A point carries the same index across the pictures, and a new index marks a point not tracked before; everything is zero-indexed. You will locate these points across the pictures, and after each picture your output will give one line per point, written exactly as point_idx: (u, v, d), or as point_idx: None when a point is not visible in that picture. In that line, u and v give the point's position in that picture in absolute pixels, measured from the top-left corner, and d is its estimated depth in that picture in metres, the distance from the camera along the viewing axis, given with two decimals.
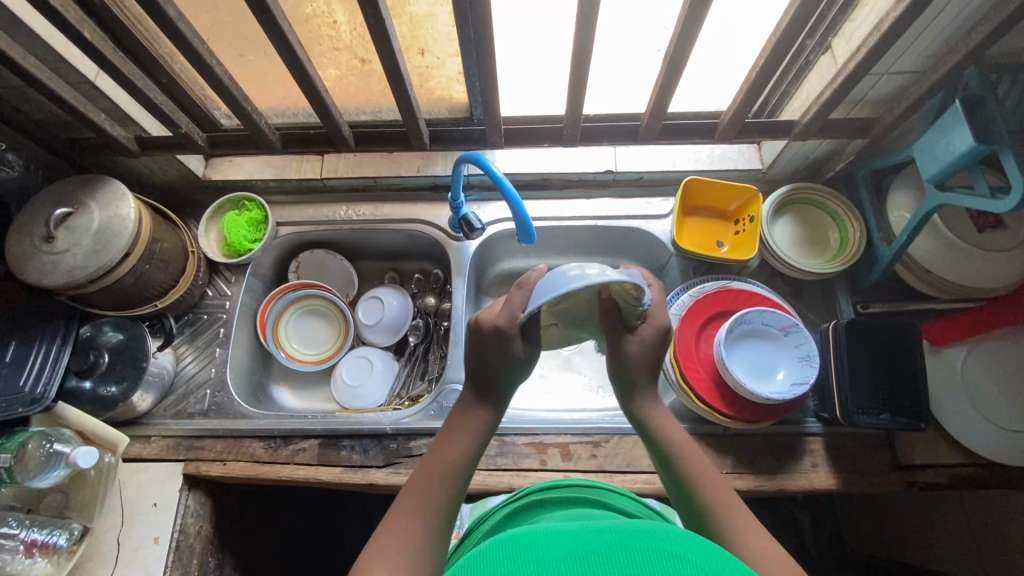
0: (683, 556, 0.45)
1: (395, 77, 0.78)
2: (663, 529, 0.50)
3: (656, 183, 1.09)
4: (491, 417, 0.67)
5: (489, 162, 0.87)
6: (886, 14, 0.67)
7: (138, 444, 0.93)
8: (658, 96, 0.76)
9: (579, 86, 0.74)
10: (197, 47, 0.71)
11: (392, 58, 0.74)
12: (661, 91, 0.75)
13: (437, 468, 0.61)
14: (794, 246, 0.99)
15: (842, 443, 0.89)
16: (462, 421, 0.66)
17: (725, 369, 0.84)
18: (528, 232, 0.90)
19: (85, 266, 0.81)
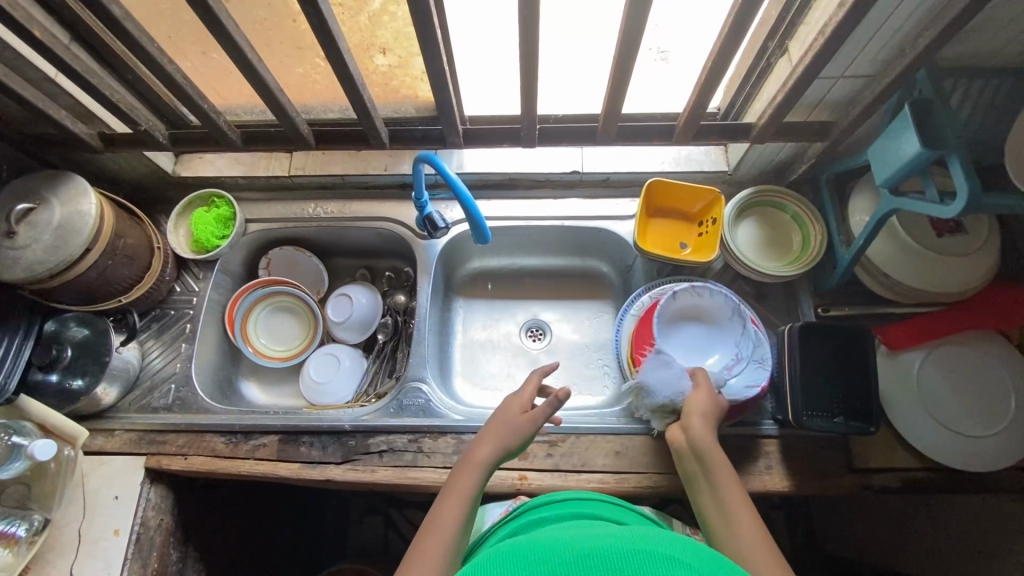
0: (677, 557, 0.51)
1: (347, 78, 0.78)
2: (659, 536, 0.55)
3: (623, 184, 1.09)
4: (486, 477, 0.71)
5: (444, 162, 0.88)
6: (831, 17, 0.67)
7: (101, 437, 0.94)
8: (610, 98, 0.76)
9: (530, 87, 0.74)
10: (148, 47, 0.72)
11: (341, 58, 0.74)
12: (613, 93, 0.75)
13: (439, 527, 0.65)
14: (756, 248, 0.99)
15: (797, 445, 0.89)
16: (465, 479, 0.70)
17: (679, 370, 0.84)
18: (483, 232, 0.91)
19: (45, 262, 0.82)
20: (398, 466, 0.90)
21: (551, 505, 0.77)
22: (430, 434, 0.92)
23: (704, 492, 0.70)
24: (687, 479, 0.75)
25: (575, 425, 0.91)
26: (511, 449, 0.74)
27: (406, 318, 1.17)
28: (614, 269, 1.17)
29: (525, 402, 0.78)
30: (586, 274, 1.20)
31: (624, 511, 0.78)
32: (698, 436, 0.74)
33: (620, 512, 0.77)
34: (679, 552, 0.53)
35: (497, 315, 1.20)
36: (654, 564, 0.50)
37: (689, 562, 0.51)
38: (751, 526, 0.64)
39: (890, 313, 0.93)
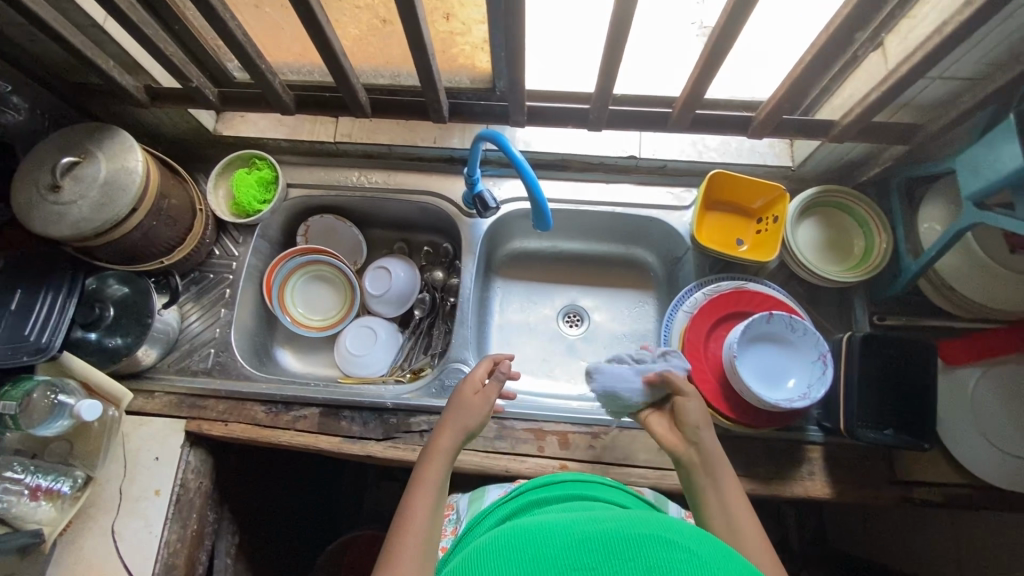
0: (670, 538, 0.51)
1: (417, 44, 0.74)
2: (651, 518, 0.55)
3: (679, 172, 1.06)
4: (453, 462, 0.71)
5: (509, 141, 0.85)
6: (951, 15, 0.62)
7: (142, 398, 0.94)
8: (693, 86, 0.73)
9: (611, 69, 0.70)
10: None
11: (417, 21, 0.70)
12: (698, 81, 0.71)
13: (416, 518, 0.63)
14: (815, 251, 0.96)
15: (841, 453, 0.89)
16: (430, 472, 0.69)
17: (734, 372, 0.82)
18: (544, 218, 0.87)
19: (91, 219, 0.79)
20: None
21: (552, 487, 0.75)
22: None
23: (710, 506, 0.68)
24: (686, 482, 0.73)
25: (619, 419, 0.90)
26: (470, 431, 0.75)
27: (444, 295, 1.16)
28: (660, 261, 1.14)
29: (476, 383, 0.80)
30: (630, 262, 1.17)
31: (625, 496, 0.77)
32: (712, 448, 0.72)
33: (622, 496, 0.76)
34: (674, 534, 0.52)
35: (534, 298, 1.18)
36: (651, 547, 0.50)
37: (682, 542, 0.51)
38: (756, 536, 0.63)
39: (948, 326, 0.91)
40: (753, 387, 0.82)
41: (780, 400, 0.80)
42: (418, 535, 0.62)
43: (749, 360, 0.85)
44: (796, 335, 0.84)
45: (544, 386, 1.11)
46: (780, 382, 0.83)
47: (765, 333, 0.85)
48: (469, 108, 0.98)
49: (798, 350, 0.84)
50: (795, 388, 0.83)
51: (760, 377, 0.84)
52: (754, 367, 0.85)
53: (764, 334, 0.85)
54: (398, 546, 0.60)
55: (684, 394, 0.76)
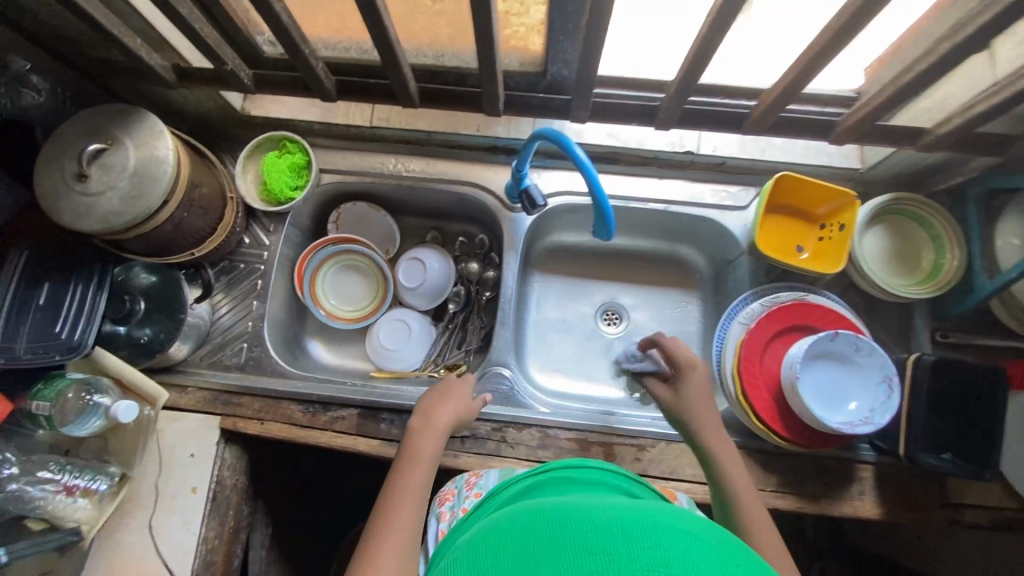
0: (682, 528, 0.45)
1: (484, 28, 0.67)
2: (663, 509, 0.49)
3: (737, 170, 0.99)
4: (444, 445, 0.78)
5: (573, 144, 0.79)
6: None
7: (174, 393, 0.91)
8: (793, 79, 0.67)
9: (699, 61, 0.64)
10: None
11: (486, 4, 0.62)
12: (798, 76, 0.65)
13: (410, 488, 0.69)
14: (880, 262, 0.91)
15: (892, 474, 0.87)
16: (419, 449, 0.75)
17: (795, 393, 0.79)
18: (608, 226, 0.76)
19: (123, 213, 0.74)
20: (480, 453, 0.88)
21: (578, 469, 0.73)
22: (514, 425, 0.89)
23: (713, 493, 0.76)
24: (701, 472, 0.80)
25: (667, 431, 0.88)
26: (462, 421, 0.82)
27: (479, 288, 1.11)
28: (708, 262, 1.09)
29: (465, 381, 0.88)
30: (674, 261, 1.12)
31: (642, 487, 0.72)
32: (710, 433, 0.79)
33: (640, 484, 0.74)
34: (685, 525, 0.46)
35: (572, 295, 1.14)
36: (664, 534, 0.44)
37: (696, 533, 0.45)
38: (764, 522, 0.70)
39: (1013, 346, 0.88)
40: (813, 409, 0.79)
41: (841, 424, 0.77)
42: (413, 491, 0.69)
43: (810, 378, 0.81)
44: (859, 356, 0.80)
45: (582, 388, 1.08)
46: (841, 405, 0.80)
47: (826, 351, 0.81)
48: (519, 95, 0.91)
49: (862, 371, 0.80)
50: (857, 411, 0.80)
51: (820, 397, 0.81)
52: (815, 386, 0.81)
53: (827, 352, 0.81)
54: (395, 496, 0.68)
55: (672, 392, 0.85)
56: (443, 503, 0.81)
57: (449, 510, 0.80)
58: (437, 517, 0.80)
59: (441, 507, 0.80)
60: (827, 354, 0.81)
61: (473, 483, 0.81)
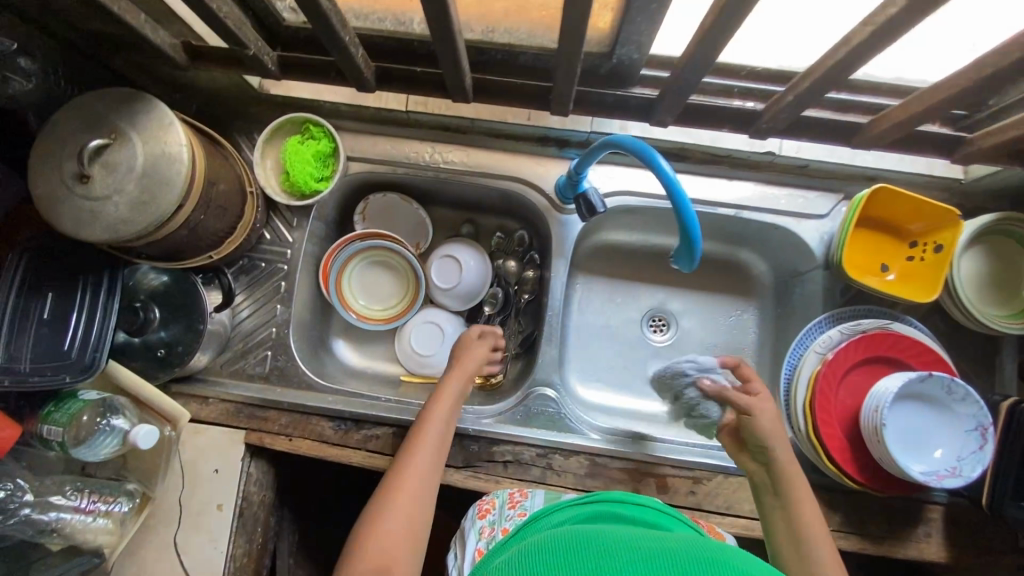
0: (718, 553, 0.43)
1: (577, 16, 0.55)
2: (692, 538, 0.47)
3: (818, 174, 0.88)
4: (461, 395, 0.81)
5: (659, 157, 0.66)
6: None
7: (196, 404, 0.85)
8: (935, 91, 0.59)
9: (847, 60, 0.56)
10: None
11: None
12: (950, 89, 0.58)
13: (425, 440, 0.74)
14: (975, 288, 0.82)
15: (963, 516, 0.81)
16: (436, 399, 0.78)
17: (878, 440, 0.72)
18: (691, 257, 0.67)
19: (132, 222, 0.64)
20: (524, 480, 0.82)
21: (631, 507, 0.68)
22: (560, 451, 0.83)
23: (780, 528, 0.68)
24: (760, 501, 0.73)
25: (726, 464, 0.82)
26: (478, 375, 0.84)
27: (519, 289, 1.02)
28: (772, 270, 0.99)
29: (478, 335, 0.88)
30: (733, 267, 1.02)
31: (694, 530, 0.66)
32: (780, 463, 0.71)
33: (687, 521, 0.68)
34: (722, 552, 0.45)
35: (618, 299, 1.05)
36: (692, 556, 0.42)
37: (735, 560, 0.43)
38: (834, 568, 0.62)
39: None
40: (896, 456, 0.72)
41: (927, 475, 0.70)
42: (427, 449, 0.73)
43: (893, 420, 0.74)
44: (952, 400, 0.72)
45: (626, 401, 1.01)
46: (925, 451, 0.73)
47: (915, 391, 0.74)
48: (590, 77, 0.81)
49: (952, 416, 0.73)
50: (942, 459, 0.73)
51: (902, 442, 0.74)
52: (897, 429, 0.74)
53: (914, 392, 0.74)
54: (411, 447, 0.73)
55: (751, 412, 0.74)
56: (484, 517, 0.74)
57: (489, 527, 0.73)
58: (476, 533, 0.73)
59: (480, 522, 0.73)
60: (914, 396, 0.74)
61: (517, 501, 0.75)
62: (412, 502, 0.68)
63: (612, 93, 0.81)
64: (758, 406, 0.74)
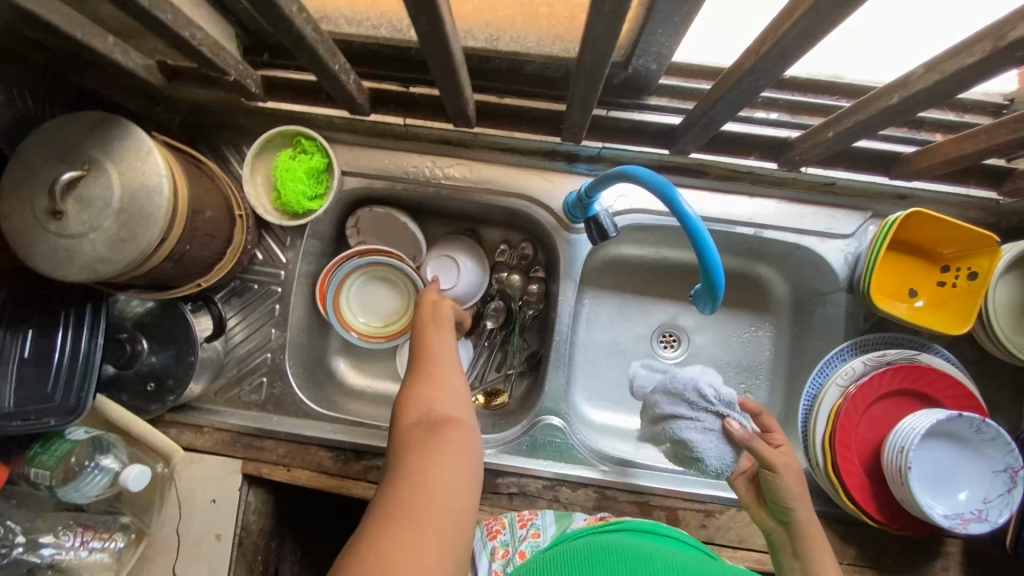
0: None
1: (599, 44, 0.49)
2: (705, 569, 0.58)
3: (848, 192, 0.82)
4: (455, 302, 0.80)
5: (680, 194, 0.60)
6: None
7: (190, 433, 0.82)
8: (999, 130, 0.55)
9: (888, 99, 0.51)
10: None
11: (603, 27, 0.46)
12: None
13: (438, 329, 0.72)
14: (1009, 318, 0.77)
15: (982, 550, 0.79)
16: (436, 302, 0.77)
17: (902, 483, 0.68)
18: (713, 299, 0.62)
19: (111, 261, 0.60)
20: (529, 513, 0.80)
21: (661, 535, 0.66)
22: (568, 483, 0.80)
23: None
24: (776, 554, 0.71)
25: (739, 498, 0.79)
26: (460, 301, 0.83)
27: (523, 304, 0.97)
28: (791, 287, 0.94)
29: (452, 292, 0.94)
30: (750, 282, 0.97)
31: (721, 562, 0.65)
32: (802, 526, 0.68)
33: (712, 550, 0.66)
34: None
35: (627, 314, 1.01)
36: None
37: None
38: None
39: None
40: (922, 500, 0.68)
41: (954, 521, 0.67)
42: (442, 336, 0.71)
43: (917, 459, 0.71)
44: (982, 441, 0.69)
45: (633, 421, 0.98)
46: (949, 493, 0.70)
47: (943, 429, 0.70)
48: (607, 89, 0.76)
49: (979, 457, 0.70)
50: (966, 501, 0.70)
51: (927, 483, 0.70)
52: (922, 469, 0.71)
53: (940, 430, 0.70)
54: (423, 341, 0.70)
55: (775, 469, 0.68)
56: (495, 537, 0.74)
57: (502, 548, 0.73)
58: (488, 554, 0.73)
59: (492, 543, 0.74)
60: (941, 435, 0.71)
61: (528, 520, 0.75)
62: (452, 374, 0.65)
63: (630, 119, 0.78)
64: (782, 462, 0.69)
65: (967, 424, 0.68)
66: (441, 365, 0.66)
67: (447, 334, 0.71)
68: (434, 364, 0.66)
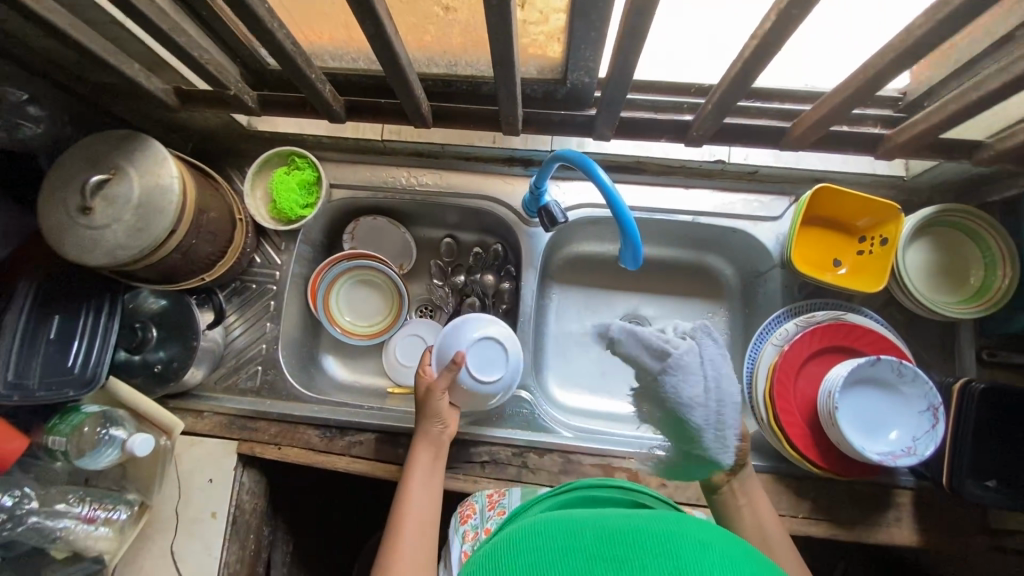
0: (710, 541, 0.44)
1: (509, 48, 0.63)
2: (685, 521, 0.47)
3: (770, 178, 0.93)
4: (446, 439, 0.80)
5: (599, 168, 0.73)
6: None
7: (191, 418, 0.91)
8: (831, 107, 0.66)
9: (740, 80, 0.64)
10: (257, 9, 0.56)
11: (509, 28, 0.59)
12: (839, 103, 0.65)
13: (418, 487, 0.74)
14: (925, 278, 0.85)
15: (931, 500, 0.83)
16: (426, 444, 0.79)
17: (832, 423, 0.75)
18: (635, 254, 0.73)
19: (129, 247, 0.72)
20: (501, 479, 0.86)
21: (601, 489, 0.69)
22: (535, 450, 0.86)
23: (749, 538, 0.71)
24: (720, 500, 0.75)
25: None
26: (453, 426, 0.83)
27: (495, 302, 1.07)
28: (737, 273, 1.04)
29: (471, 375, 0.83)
30: (701, 271, 1.06)
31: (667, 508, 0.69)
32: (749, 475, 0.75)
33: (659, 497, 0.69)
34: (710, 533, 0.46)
35: (594, 307, 1.09)
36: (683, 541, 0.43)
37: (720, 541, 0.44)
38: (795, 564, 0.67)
39: None
40: (853, 440, 0.74)
41: (884, 456, 0.73)
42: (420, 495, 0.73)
43: (846, 404, 0.77)
44: (904, 382, 0.75)
45: (603, 405, 1.04)
46: (880, 433, 0.76)
47: (868, 376, 0.77)
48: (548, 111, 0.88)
49: (905, 398, 0.76)
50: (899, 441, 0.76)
51: (858, 426, 0.76)
52: (851, 413, 0.77)
53: (863, 376, 0.77)
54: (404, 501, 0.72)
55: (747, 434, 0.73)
56: (467, 521, 0.78)
57: (472, 531, 0.77)
58: (460, 537, 0.77)
59: (463, 527, 0.78)
60: (867, 382, 0.77)
61: (496, 502, 0.79)
62: (420, 538, 0.68)
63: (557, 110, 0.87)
64: None
65: (882, 367, 0.75)
66: (409, 532, 0.68)
67: (430, 491, 0.74)
68: (414, 529, 0.69)
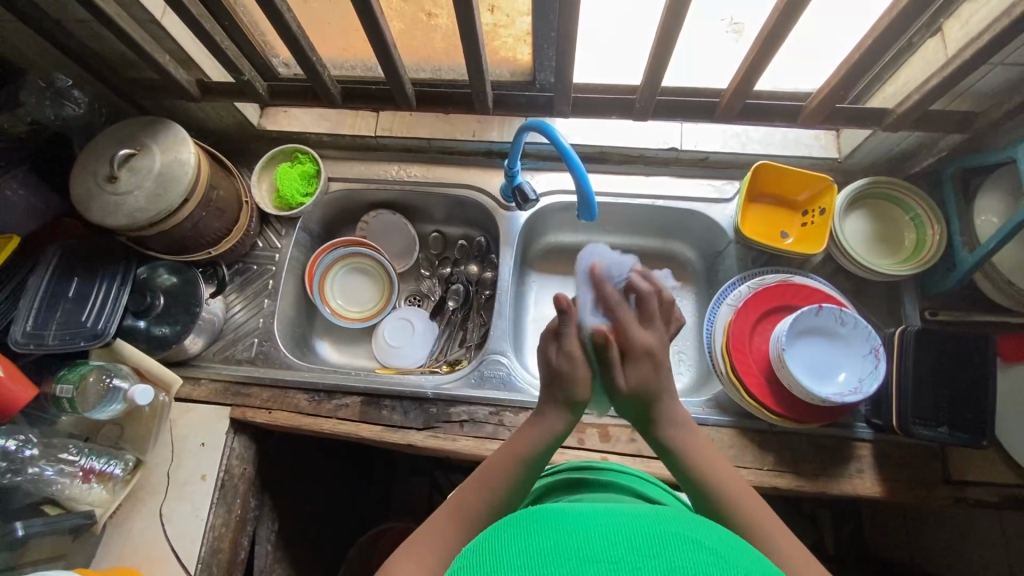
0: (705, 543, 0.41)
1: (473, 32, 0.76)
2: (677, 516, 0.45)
3: (721, 164, 1.05)
4: (561, 429, 0.67)
5: (556, 131, 0.85)
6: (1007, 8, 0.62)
7: (190, 385, 0.97)
8: (743, 80, 0.78)
9: (664, 56, 0.76)
10: None
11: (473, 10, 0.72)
12: (748, 73, 0.77)
13: (511, 451, 0.65)
14: (864, 243, 0.93)
15: (892, 452, 0.86)
16: (541, 420, 0.68)
17: (781, 365, 0.81)
18: (590, 208, 0.87)
19: (146, 210, 0.82)
20: (478, 438, 0.90)
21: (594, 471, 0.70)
22: (510, 408, 0.91)
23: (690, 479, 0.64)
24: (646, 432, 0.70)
25: None
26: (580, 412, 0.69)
27: (478, 288, 1.13)
28: (700, 256, 1.12)
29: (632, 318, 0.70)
30: (669, 258, 1.15)
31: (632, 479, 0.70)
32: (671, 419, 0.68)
33: (660, 492, 0.66)
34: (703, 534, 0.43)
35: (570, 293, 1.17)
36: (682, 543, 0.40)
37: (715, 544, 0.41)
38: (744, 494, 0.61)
39: (1004, 322, 0.87)
40: (802, 382, 0.79)
41: (830, 395, 0.78)
42: (510, 465, 0.64)
43: (794, 352, 0.83)
44: (839, 328, 0.82)
45: None
46: (829, 376, 0.83)
47: (813, 326, 0.84)
48: (512, 101, 0.97)
49: (849, 344, 0.82)
50: (847, 382, 0.81)
51: (808, 371, 0.83)
52: (798, 359, 0.83)
53: (807, 328, 0.84)
54: (487, 466, 0.64)
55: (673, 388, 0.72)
56: None
57: None
58: None
59: None
60: (814, 337, 0.84)
61: None
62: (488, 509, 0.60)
63: (523, 94, 0.95)
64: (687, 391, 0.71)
65: (823, 315, 0.82)
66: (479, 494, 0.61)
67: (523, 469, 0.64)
68: (485, 494, 0.61)
